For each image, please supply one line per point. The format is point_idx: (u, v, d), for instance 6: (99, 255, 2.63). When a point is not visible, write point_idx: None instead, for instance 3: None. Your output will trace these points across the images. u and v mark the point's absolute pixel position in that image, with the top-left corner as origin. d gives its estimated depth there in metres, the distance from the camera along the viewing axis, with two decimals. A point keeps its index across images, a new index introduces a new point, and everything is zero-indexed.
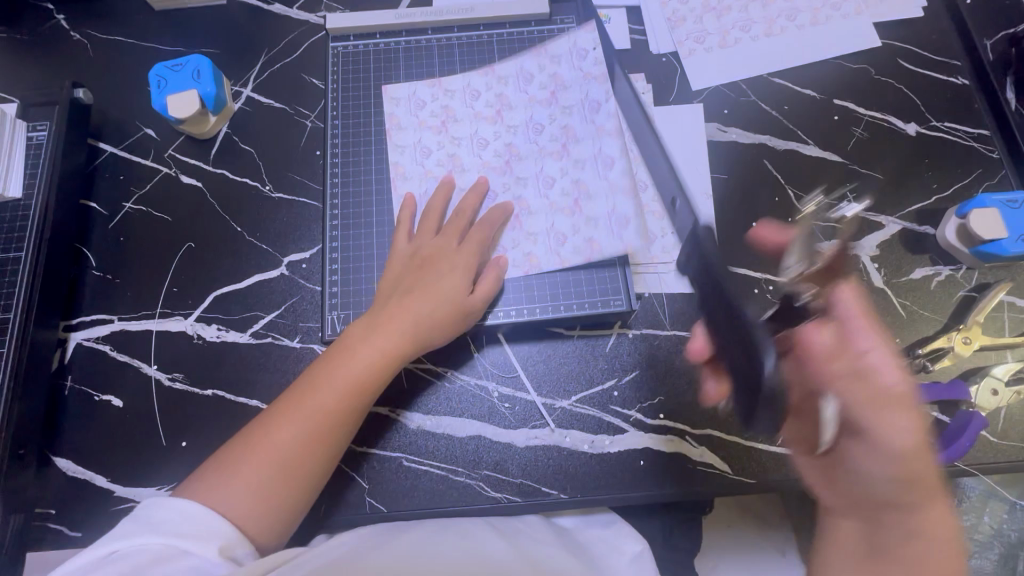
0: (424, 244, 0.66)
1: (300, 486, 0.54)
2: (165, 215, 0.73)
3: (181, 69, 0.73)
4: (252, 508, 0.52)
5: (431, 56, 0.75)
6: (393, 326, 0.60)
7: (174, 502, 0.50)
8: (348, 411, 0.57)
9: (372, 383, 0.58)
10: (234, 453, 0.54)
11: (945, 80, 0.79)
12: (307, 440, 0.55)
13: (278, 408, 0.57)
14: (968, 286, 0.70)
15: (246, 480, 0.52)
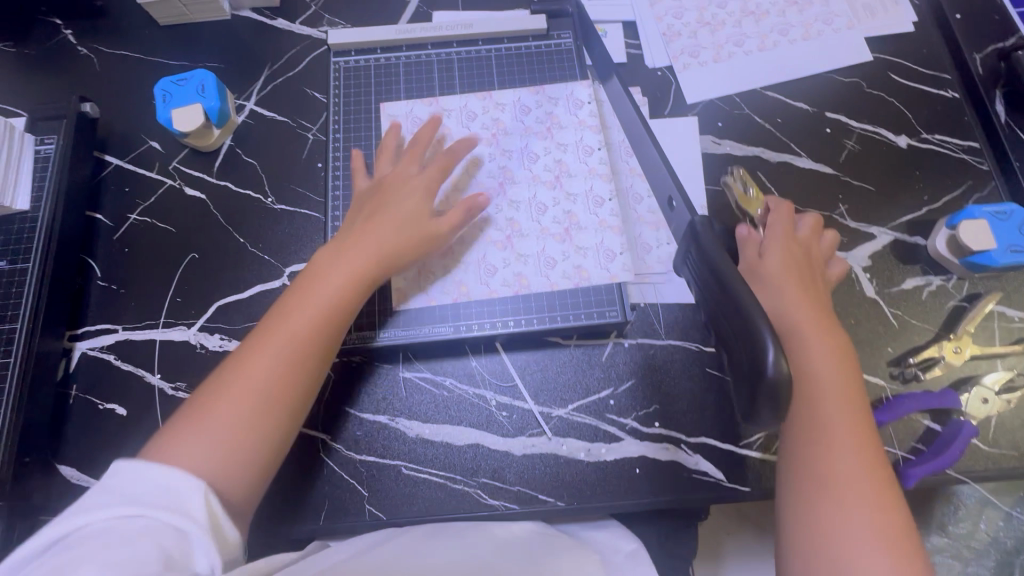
0: (379, 199, 0.64)
1: (274, 428, 0.51)
2: (169, 226, 0.74)
3: (186, 84, 0.75)
4: (227, 451, 0.48)
5: (431, 71, 0.76)
6: (348, 265, 0.59)
7: (144, 470, 0.44)
8: (317, 344, 0.55)
9: (333, 317, 0.56)
10: (188, 415, 0.49)
11: (935, 93, 0.81)
12: (273, 380, 0.51)
13: (229, 361, 0.53)
14: (958, 296, 0.71)
15: (211, 435, 0.48)
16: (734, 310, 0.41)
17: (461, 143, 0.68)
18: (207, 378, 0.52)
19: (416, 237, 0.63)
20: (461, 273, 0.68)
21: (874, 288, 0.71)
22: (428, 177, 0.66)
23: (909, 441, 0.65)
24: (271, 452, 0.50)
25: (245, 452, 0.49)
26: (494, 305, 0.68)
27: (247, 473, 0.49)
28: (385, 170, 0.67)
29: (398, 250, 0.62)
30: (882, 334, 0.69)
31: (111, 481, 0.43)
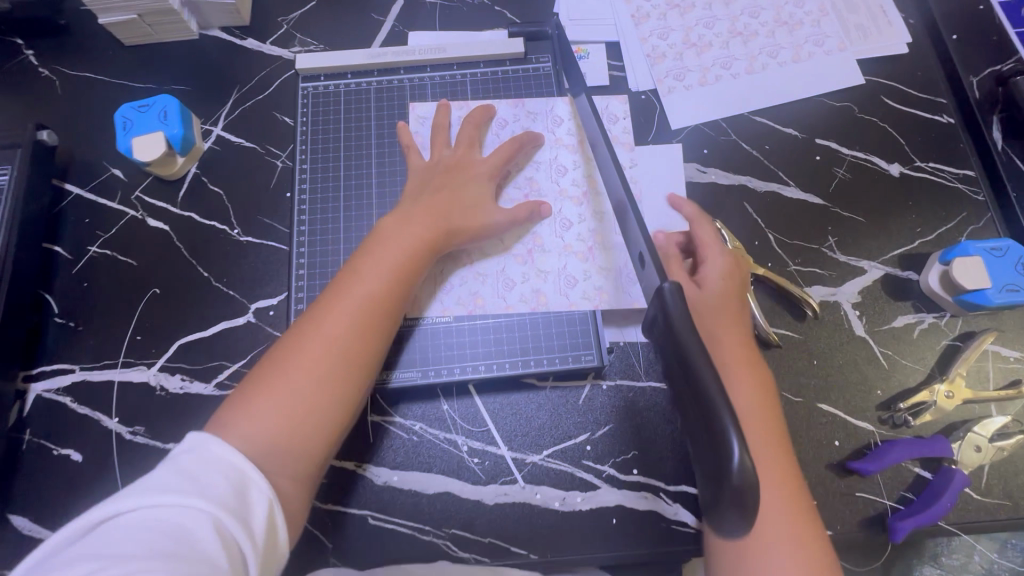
0: (446, 174, 0.64)
1: (337, 403, 0.51)
2: (130, 260, 0.71)
3: (147, 110, 0.72)
4: (295, 421, 0.49)
5: (403, 96, 0.73)
6: (412, 234, 0.58)
7: (213, 449, 0.45)
8: (382, 320, 0.55)
9: (396, 292, 0.56)
10: (261, 376, 0.51)
11: (930, 118, 0.77)
12: (341, 354, 0.52)
13: (300, 322, 0.54)
14: (951, 335, 0.68)
15: (277, 403, 0.49)
16: (715, 446, 0.35)
17: (524, 138, 0.67)
18: (280, 337, 0.54)
19: (476, 221, 0.62)
20: (479, 284, 0.65)
21: (864, 326, 0.68)
22: (490, 164, 0.65)
23: (898, 489, 0.62)
24: (334, 426, 0.51)
25: (308, 425, 0.50)
26: (466, 346, 0.64)
27: (308, 447, 0.50)
28: (444, 150, 0.66)
29: (460, 227, 0.61)
30: (871, 375, 0.66)
31: (177, 455, 0.44)
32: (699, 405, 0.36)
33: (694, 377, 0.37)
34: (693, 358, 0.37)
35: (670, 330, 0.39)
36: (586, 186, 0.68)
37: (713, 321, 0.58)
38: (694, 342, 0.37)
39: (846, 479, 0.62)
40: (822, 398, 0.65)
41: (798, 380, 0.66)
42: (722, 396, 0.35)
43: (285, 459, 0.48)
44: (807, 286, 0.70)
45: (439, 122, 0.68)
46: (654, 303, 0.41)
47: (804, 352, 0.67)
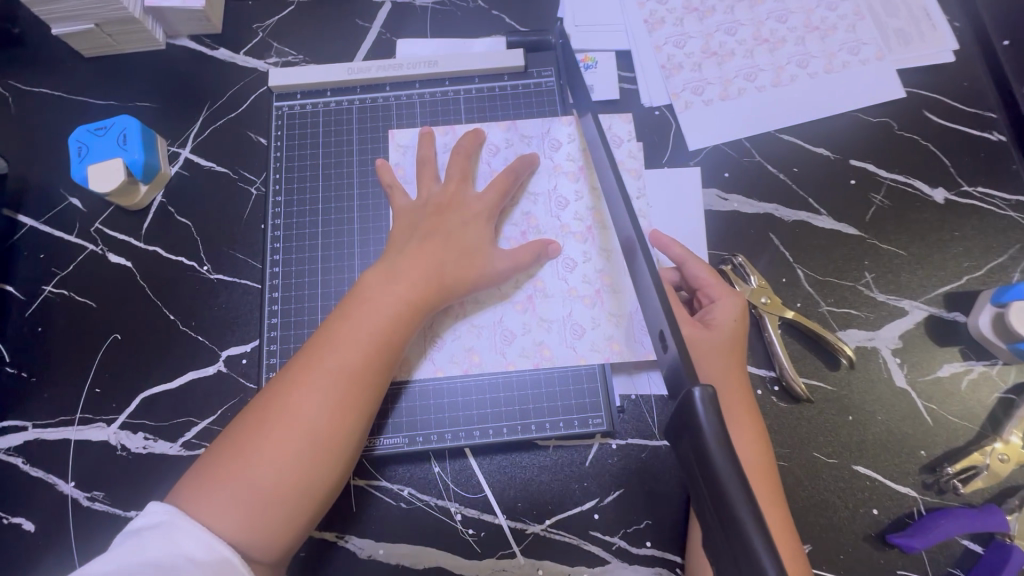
0: (435, 216, 0.57)
1: (307, 493, 0.47)
2: (89, 301, 0.64)
3: (105, 133, 0.65)
4: (258, 513, 0.45)
5: (389, 117, 0.66)
6: (397, 295, 0.52)
7: (177, 528, 0.43)
8: (355, 392, 0.49)
9: (376, 364, 0.50)
10: (224, 457, 0.47)
11: (979, 136, 0.69)
12: (312, 438, 0.47)
13: (269, 396, 0.49)
14: (1004, 386, 0.60)
15: (239, 493, 0.45)
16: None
17: (520, 163, 0.60)
18: (248, 409, 0.49)
19: (471, 269, 0.55)
20: (473, 339, 0.57)
21: (906, 376, 0.61)
22: (486, 201, 0.58)
23: (944, 565, 0.56)
24: (303, 516, 0.47)
25: (273, 518, 0.46)
26: (460, 406, 0.58)
27: (274, 539, 0.46)
28: (432, 188, 0.59)
29: (451, 281, 0.54)
30: (914, 432, 0.59)
31: (142, 532, 0.43)
32: (739, 565, 0.28)
33: (734, 527, 0.28)
34: (735, 502, 0.29)
35: (700, 454, 0.31)
36: (590, 220, 0.60)
37: (717, 373, 0.52)
38: (735, 480, 0.29)
39: (885, 554, 0.56)
40: (858, 460, 0.58)
41: (832, 438, 0.59)
42: (774, 562, 0.27)
43: (247, 555, 0.45)
44: (841, 331, 0.62)
45: (424, 155, 0.61)
46: (677, 408, 0.33)
47: (838, 407, 0.60)
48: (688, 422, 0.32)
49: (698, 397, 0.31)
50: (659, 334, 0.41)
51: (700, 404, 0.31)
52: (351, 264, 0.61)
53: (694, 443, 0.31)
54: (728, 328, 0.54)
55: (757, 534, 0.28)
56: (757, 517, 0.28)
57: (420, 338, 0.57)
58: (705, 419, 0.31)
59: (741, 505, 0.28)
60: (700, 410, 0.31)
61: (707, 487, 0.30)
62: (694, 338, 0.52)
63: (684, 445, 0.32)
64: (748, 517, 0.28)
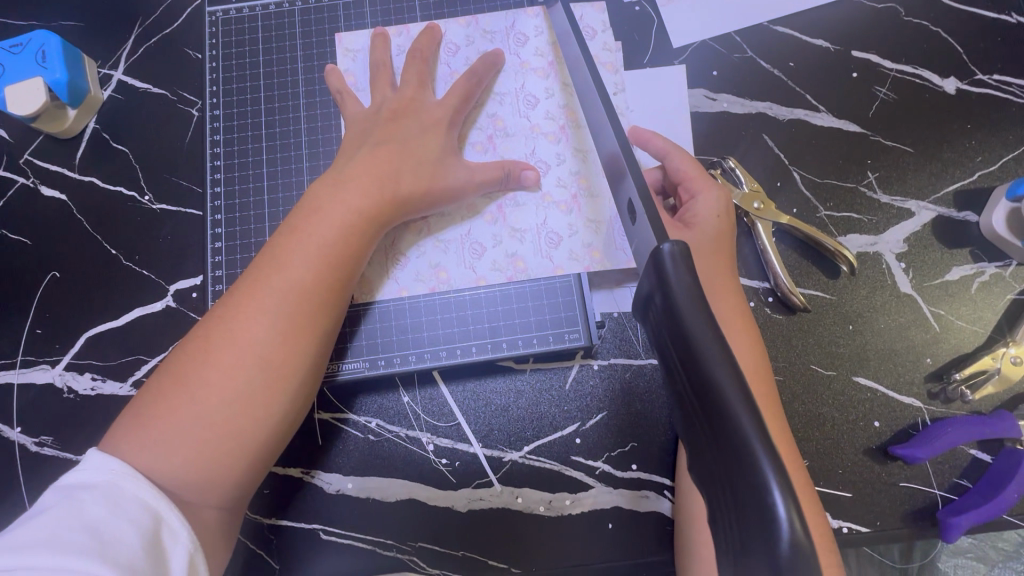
0: (391, 123, 0.50)
1: (262, 424, 0.42)
2: (24, 238, 0.59)
3: (22, 50, 0.58)
4: (201, 447, 0.40)
5: (335, 19, 0.59)
6: (348, 205, 0.46)
7: (121, 489, 0.38)
8: (305, 312, 0.44)
9: (328, 282, 0.45)
10: (162, 392, 0.41)
11: (995, 18, 0.62)
12: (261, 366, 0.42)
13: (210, 323, 0.43)
14: (1017, 288, 0.56)
15: (183, 430, 0.40)
16: (743, 500, 0.25)
17: (482, 62, 0.54)
18: (185, 339, 0.43)
19: (429, 176, 0.49)
20: (440, 254, 0.52)
21: (911, 282, 0.56)
22: (447, 107, 0.52)
23: (950, 477, 0.52)
24: (259, 453, 0.43)
25: (225, 453, 0.41)
26: (425, 327, 0.53)
27: (229, 475, 0.42)
28: (388, 95, 0.53)
29: (411, 191, 0.48)
30: (919, 340, 0.55)
31: (78, 493, 0.37)
32: (715, 433, 0.26)
33: (710, 390, 0.26)
34: (709, 362, 0.27)
35: (668, 308, 0.30)
36: (562, 119, 0.54)
37: (705, 272, 0.47)
38: (710, 339, 0.27)
39: (888, 467, 0.52)
40: (859, 371, 0.54)
41: (830, 350, 0.55)
42: (755, 421, 0.25)
43: (194, 492, 0.40)
44: (841, 237, 0.57)
45: (378, 61, 0.54)
46: (647, 276, 0.32)
47: (838, 316, 0.55)
48: (659, 286, 0.30)
49: (668, 253, 0.30)
50: (629, 205, 0.38)
51: (670, 260, 0.30)
52: (299, 184, 0.56)
53: (664, 302, 0.30)
54: (711, 223, 0.49)
55: (736, 395, 0.25)
56: (736, 379, 0.26)
57: (379, 258, 0.52)
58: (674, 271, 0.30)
59: (717, 365, 0.26)
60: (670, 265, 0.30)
61: (677, 353, 0.29)
62: (675, 236, 0.48)
63: (657, 314, 0.31)
64: (727, 377, 0.26)
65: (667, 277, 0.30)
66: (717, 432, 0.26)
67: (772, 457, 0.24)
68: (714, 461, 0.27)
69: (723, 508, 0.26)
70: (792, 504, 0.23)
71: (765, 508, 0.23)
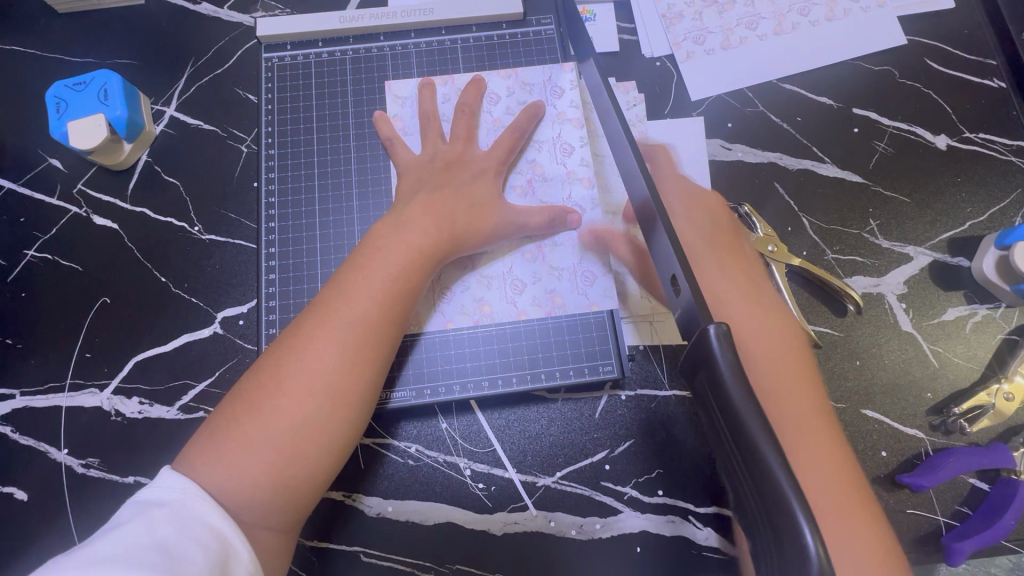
0: (444, 172, 0.55)
1: (325, 449, 0.45)
2: (75, 265, 0.61)
3: (84, 87, 0.61)
4: (273, 470, 0.43)
5: (384, 68, 0.64)
6: (408, 243, 0.50)
7: (191, 508, 0.40)
8: (369, 345, 0.47)
9: (390, 316, 0.48)
10: (235, 418, 0.45)
11: (980, 83, 0.68)
12: (327, 394, 0.45)
13: (279, 353, 0.47)
14: (1008, 328, 0.61)
15: (255, 451, 0.43)
16: (785, 550, 0.27)
17: (526, 113, 0.59)
18: (256, 366, 0.47)
19: (479, 221, 0.54)
20: (483, 290, 0.56)
21: (911, 321, 0.61)
22: (494, 158, 0.57)
23: (952, 504, 0.56)
24: (320, 477, 0.45)
25: (290, 477, 0.44)
26: (467, 357, 0.56)
27: (293, 497, 0.44)
28: (438, 145, 0.57)
29: (463, 230, 0.53)
30: (920, 375, 0.59)
31: (152, 510, 0.39)
32: (751, 481, 0.29)
33: (749, 453, 0.29)
34: (750, 428, 0.29)
35: (714, 385, 0.31)
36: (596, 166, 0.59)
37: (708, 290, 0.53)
38: (749, 408, 0.29)
39: (895, 495, 0.56)
40: (867, 405, 0.58)
41: (839, 383, 0.59)
42: (788, 474, 0.28)
43: (261, 515, 0.43)
44: (848, 278, 0.62)
45: (428, 110, 0.59)
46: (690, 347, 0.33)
47: (846, 353, 0.60)
48: (702, 358, 0.32)
49: (713, 335, 0.32)
50: (671, 278, 0.39)
51: (714, 340, 0.32)
52: (348, 220, 0.60)
53: (710, 379, 0.31)
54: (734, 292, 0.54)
55: (769, 449, 0.28)
56: (775, 445, 0.28)
57: (427, 293, 0.56)
58: (720, 352, 0.31)
59: (757, 429, 0.29)
60: (715, 346, 0.31)
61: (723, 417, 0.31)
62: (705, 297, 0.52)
63: (700, 380, 0.33)
64: (760, 433, 0.29)
65: (712, 353, 0.32)
66: (763, 492, 0.28)
67: (804, 505, 0.27)
68: (757, 506, 0.29)
69: (769, 557, 0.29)
70: (822, 542, 0.26)
71: (800, 545, 0.26)
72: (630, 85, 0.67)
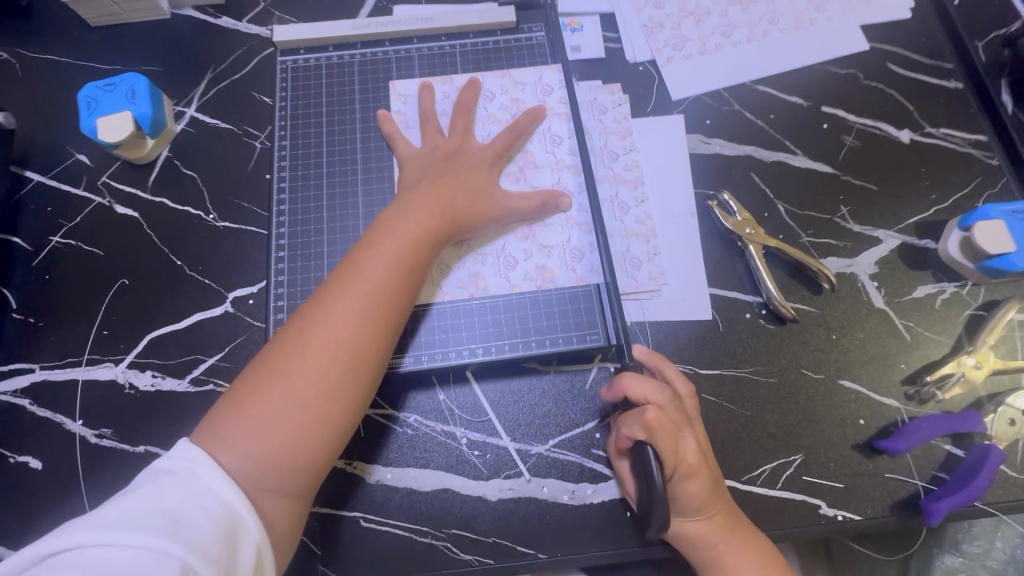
0: (444, 160, 0.60)
1: (338, 416, 0.48)
2: (96, 249, 0.66)
3: (113, 88, 0.66)
4: (290, 436, 0.46)
5: (388, 70, 0.70)
6: (415, 225, 0.54)
7: (199, 478, 0.43)
8: (379, 318, 0.50)
9: (399, 291, 0.52)
10: (252, 387, 0.47)
11: (938, 84, 0.74)
12: (341, 363, 0.48)
13: (296, 324, 0.50)
14: (975, 304, 0.64)
15: (273, 418, 0.46)
16: None
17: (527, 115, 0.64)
18: (272, 340, 0.50)
19: (478, 203, 0.58)
20: (479, 266, 0.61)
21: (883, 298, 0.64)
22: (489, 150, 0.62)
23: (929, 469, 0.58)
24: (338, 440, 0.48)
25: (307, 442, 0.47)
26: (463, 328, 0.60)
27: (308, 463, 0.47)
28: (438, 138, 0.62)
29: (465, 210, 0.57)
30: (894, 348, 0.63)
31: (162, 478, 0.42)
32: None
33: None
34: None
35: None
36: None
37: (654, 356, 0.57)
38: None
39: (874, 461, 0.59)
40: (844, 376, 0.61)
41: (817, 356, 0.62)
42: None
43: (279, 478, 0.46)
44: (822, 259, 0.66)
45: (426, 108, 0.64)
46: None
47: (822, 327, 0.63)
48: None
49: None
50: None
51: None
52: (354, 207, 0.65)
53: None
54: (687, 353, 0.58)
55: None
56: None
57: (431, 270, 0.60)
58: None
59: None
60: None
61: None
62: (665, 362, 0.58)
63: None
64: None
65: None
66: None
67: None
68: None
69: None
70: None
71: None
72: (615, 86, 0.73)
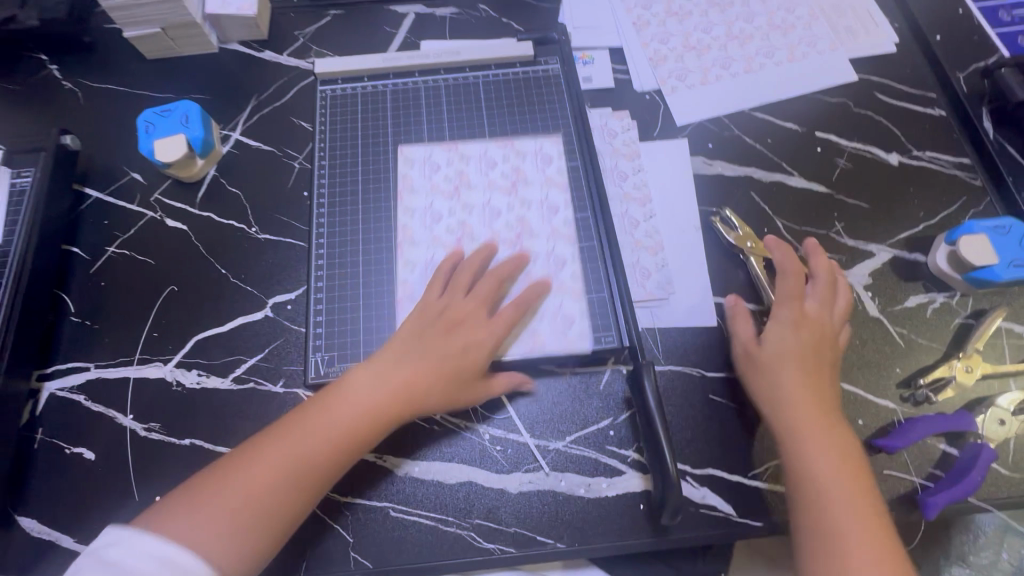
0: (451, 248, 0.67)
1: (283, 517, 0.52)
2: (148, 259, 0.71)
3: (169, 114, 0.73)
4: (237, 526, 0.50)
5: (418, 98, 0.77)
6: (407, 336, 0.61)
7: (137, 543, 0.46)
8: (352, 440, 0.55)
9: (377, 412, 0.57)
10: (226, 471, 0.53)
11: (923, 111, 0.80)
12: (305, 470, 0.53)
13: (283, 426, 0.56)
14: (964, 313, 0.69)
15: (231, 504, 0.50)
16: None
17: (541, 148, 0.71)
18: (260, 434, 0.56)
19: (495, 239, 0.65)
20: None
21: (878, 307, 0.69)
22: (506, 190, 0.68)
23: (926, 467, 0.62)
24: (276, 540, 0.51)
25: (250, 531, 0.50)
26: None
27: (245, 551, 0.50)
28: None
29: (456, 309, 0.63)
30: (889, 353, 0.67)
31: (103, 551, 0.45)
32: None
33: None
34: None
35: None
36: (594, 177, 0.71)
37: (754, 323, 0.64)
38: None
39: (873, 459, 0.62)
40: (843, 378, 0.65)
41: None
42: None
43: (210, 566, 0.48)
44: None
45: None
46: None
47: None
48: None
49: None
50: None
51: None
52: (386, 221, 0.71)
53: None
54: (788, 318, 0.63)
55: None
56: None
57: None
58: None
59: None
60: None
61: None
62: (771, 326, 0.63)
63: None
64: None
65: None
66: None
67: None
68: None
69: None
70: None
71: None
72: (624, 113, 0.79)
